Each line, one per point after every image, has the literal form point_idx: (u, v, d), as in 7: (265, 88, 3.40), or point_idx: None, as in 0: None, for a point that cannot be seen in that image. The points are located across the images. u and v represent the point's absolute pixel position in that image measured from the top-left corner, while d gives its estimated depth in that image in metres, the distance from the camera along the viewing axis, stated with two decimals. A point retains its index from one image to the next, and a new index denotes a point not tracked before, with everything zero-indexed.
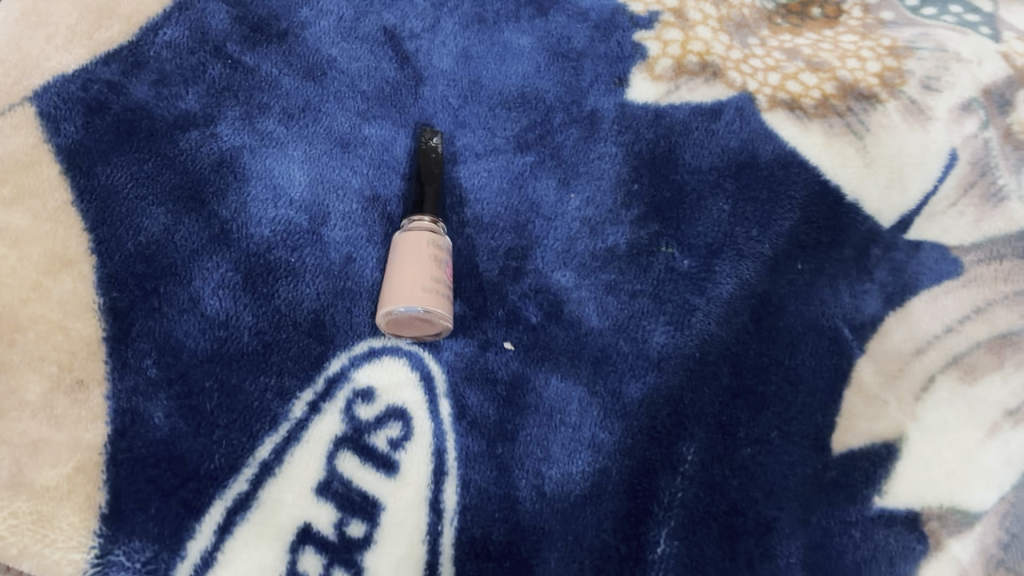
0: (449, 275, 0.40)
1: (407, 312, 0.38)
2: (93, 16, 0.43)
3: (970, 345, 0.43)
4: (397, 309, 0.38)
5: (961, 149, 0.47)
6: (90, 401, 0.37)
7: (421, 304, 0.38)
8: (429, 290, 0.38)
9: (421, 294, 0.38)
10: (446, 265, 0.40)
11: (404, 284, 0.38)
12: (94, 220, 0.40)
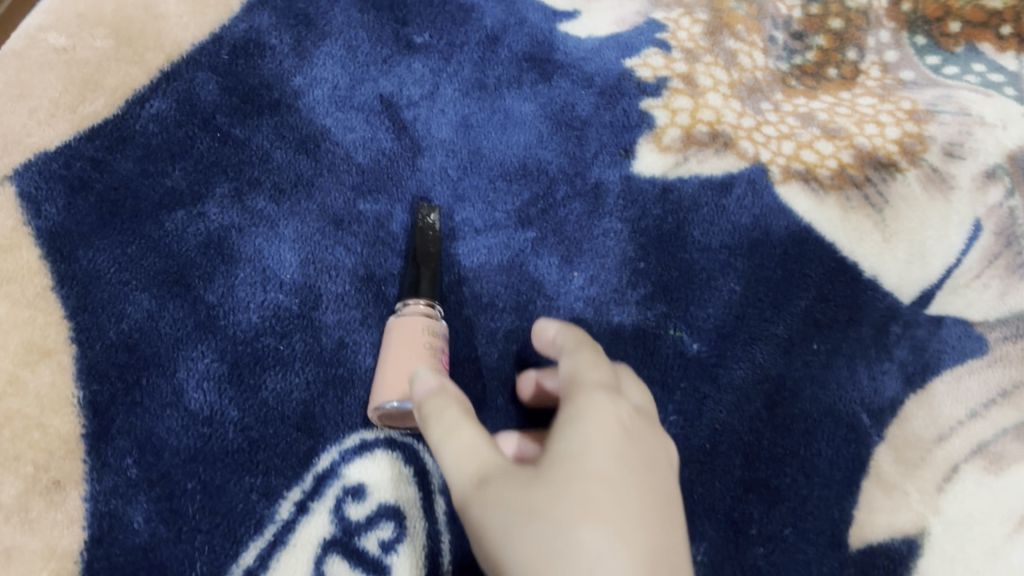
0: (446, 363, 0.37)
1: (397, 407, 0.35)
2: (77, 87, 0.41)
3: (995, 431, 0.41)
4: (387, 404, 0.35)
5: (986, 219, 0.45)
6: (67, 503, 0.35)
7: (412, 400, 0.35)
8: None
9: None
10: (443, 353, 0.37)
11: (396, 377, 0.36)
12: (75, 307, 0.38)
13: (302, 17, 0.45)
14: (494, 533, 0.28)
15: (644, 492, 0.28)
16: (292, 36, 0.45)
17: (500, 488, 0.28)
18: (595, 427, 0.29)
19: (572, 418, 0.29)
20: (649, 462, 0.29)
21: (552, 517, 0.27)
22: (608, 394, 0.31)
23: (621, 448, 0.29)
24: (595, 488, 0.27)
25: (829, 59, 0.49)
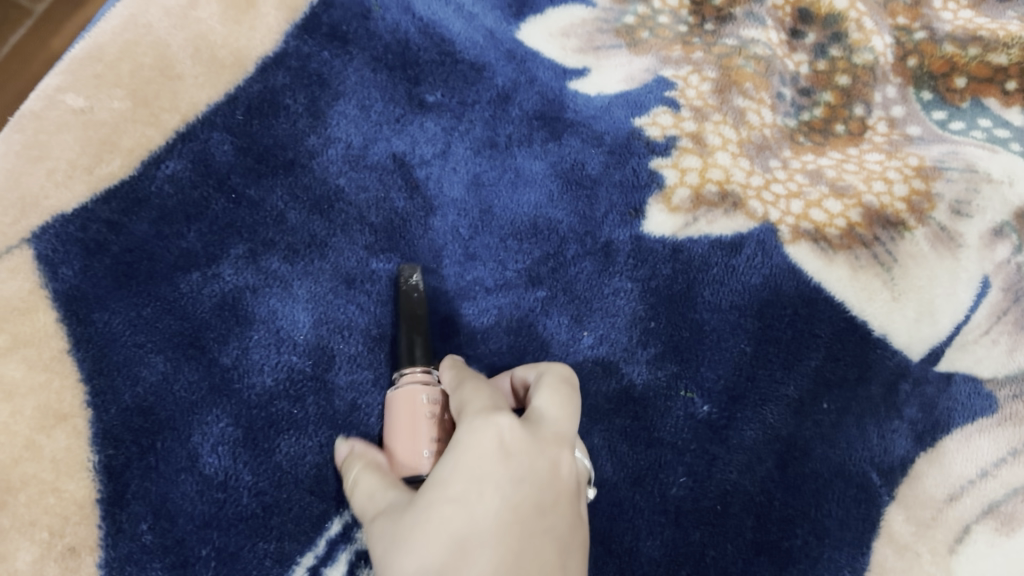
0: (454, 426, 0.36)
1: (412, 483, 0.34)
2: (94, 148, 0.42)
3: (1005, 492, 0.42)
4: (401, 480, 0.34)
5: (994, 275, 0.45)
6: (82, 569, 0.35)
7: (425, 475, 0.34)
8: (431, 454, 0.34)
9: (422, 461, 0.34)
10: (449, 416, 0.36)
11: (405, 451, 0.35)
12: (91, 370, 0.38)
13: (315, 74, 0.45)
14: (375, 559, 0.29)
15: (509, 515, 0.28)
16: (305, 93, 0.44)
17: (384, 521, 0.30)
18: (474, 450, 0.29)
19: (453, 444, 0.30)
20: (522, 482, 0.29)
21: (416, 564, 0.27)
22: (487, 416, 0.30)
23: (490, 466, 0.29)
24: (459, 518, 0.28)
25: (837, 115, 0.49)
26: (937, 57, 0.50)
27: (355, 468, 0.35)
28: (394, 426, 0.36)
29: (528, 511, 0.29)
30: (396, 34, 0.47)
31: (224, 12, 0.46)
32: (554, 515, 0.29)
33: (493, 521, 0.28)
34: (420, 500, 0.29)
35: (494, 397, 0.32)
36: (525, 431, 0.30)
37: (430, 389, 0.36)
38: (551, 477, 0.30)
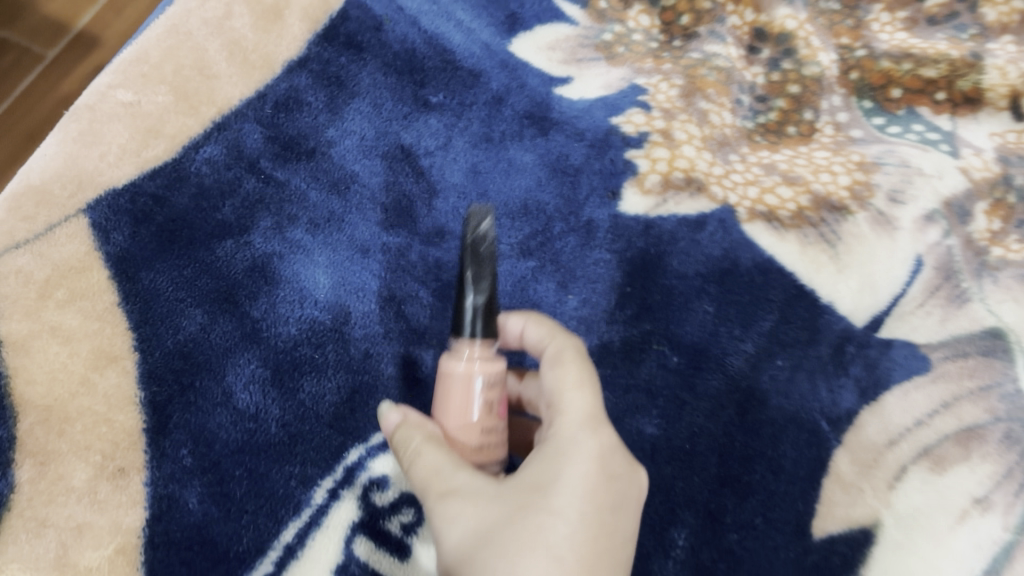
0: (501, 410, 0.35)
1: None
2: (141, 134, 0.48)
3: (939, 436, 0.47)
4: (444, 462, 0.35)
5: (926, 255, 0.52)
6: (130, 487, 0.40)
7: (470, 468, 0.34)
8: (479, 447, 0.34)
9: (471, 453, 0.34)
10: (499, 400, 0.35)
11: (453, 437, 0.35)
12: (138, 320, 0.44)
13: (334, 76, 0.51)
14: (452, 544, 0.30)
15: (605, 540, 0.31)
16: (325, 92, 0.51)
17: (471, 503, 0.31)
18: (584, 465, 0.32)
19: (560, 450, 0.32)
20: (614, 511, 0.32)
21: (523, 568, 0.29)
22: (592, 433, 0.33)
23: (599, 491, 0.31)
24: (568, 535, 0.30)
25: (789, 118, 0.56)
26: (876, 71, 0.57)
27: (413, 447, 0.33)
28: (444, 399, 0.35)
29: (614, 539, 0.32)
30: (404, 44, 0.53)
31: (256, 22, 0.52)
32: (625, 542, 0.32)
33: (595, 543, 0.30)
34: (523, 501, 0.30)
35: (595, 400, 0.34)
36: (620, 455, 0.33)
37: (485, 365, 0.35)
38: (628, 502, 0.33)
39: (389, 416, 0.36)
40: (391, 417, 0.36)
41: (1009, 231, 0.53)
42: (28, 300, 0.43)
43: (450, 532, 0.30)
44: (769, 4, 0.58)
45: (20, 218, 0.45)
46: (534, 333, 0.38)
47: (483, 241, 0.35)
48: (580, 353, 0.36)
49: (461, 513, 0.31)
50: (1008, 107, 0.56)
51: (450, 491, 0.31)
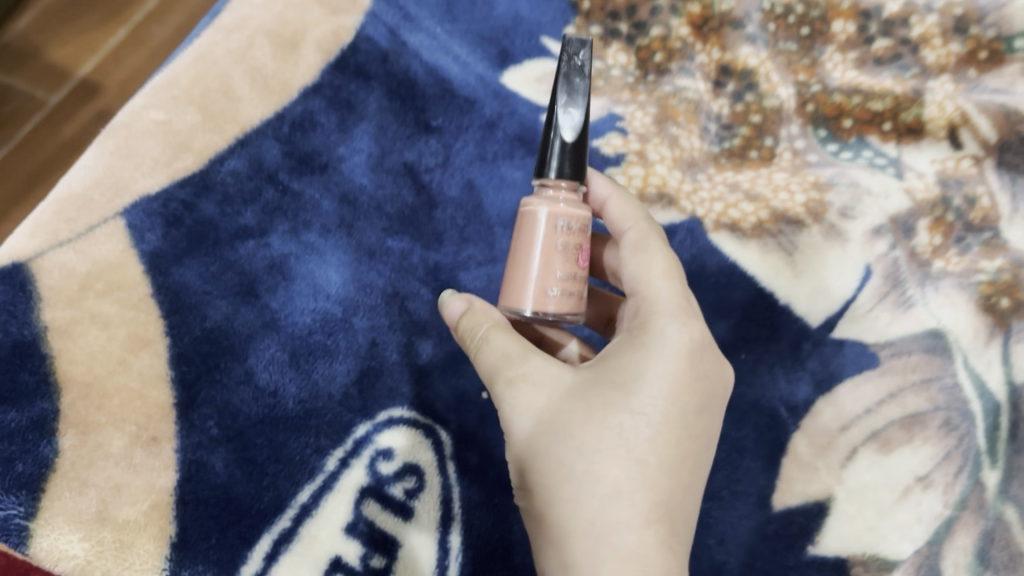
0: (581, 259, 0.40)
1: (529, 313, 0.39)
2: (172, 149, 0.53)
3: (885, 422, 0.53)
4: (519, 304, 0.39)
5: (875, 265, 0.57)
6: (163, 454, 0.45)
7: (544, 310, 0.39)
8: (554, 292, 0.39)
9: (546, 297, 0.39)
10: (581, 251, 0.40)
11: (531, 279, 0.39)
12: (169, 308, 0.49)
13: (345, 100, 0.57)
14: (533, 425, 0.36)
15: (683, 434, 0.36)
16: (336, 115, 0.57)
17: (557, 391, 0.36)
18: (670, 364, 0.37)
19: (651, 343, 0.37)
20: (698, 405, 0.37)
21: (598, 469, 0.35)
22: (681, 331, 0.38)
23: (684, 389, 0.36)
24: (647, 437, 0.35)
25: (751, 144, 0.61)
26: (829, 104, 0.61)
27: (486, 333, 0.39)
28: (525, 239, 0.40)
29: (694, 430, 0.37)
30: (407, 75, 0.59)
31: (275, 52, 0.58)
32: (704, 433, 0.38)
33: (672, 443, 0.36)
34: (603, 401, 0.36)
35: (678, 298, 0.39)
36: (704, 349, 0.38)
37: (568, 210, 0.39)
38: (710, 391, 0.38)
39: (454, 304, 0.42)
40: (455, 304, 0.42)
41: (948, 245, 0.58)
42: (70, 291, 0.48)
43: (528, 424, 0.36)
44: (733, 42, 0.62)
45: (63, 220, 0.50)
46: (618, 203, 0.45)
47: (577, 75, 0.41)
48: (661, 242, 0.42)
49: (541, 409, 0.36)
50: (947, 137, 0.61)
51: (528, 386, 0.36)
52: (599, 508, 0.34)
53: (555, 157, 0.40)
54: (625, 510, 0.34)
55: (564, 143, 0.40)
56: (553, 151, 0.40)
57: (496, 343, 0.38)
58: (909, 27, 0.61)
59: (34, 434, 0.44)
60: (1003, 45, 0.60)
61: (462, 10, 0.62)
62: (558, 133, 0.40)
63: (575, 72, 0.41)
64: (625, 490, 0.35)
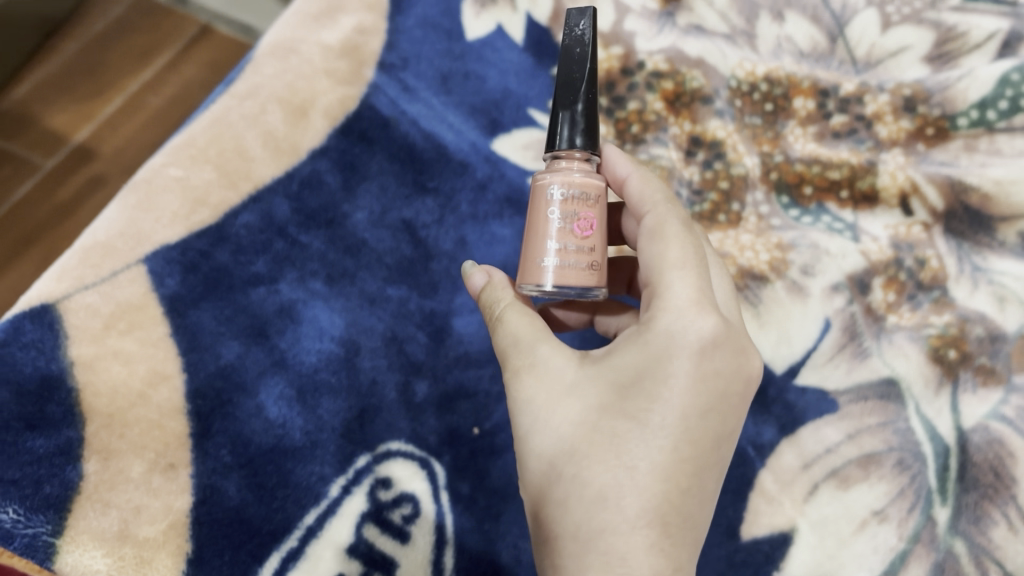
0: (581, 224, 0.41)
1: (532, 288, 0.42)
2: (189, 204, 0.58)
3: (844, 461, 0.57)
4: (523, 283, 0.42)
5: (834, 318, 0.62)
6: (180, 478, 0.49)
7: (540, 285, 0.41)
8: (548, 263, 0.41)
9: (540, 269, 0.41)
10: (581, 216, 0.41)
11: (531, 256, 0.42)
12: (186, 347, 0.53)
13: (349, 163, 0.63)
14: (534, 424, 0.39)
15: (684, 439, 0.37)
16: (341, 175, 0.62)
17: (557, 390, 0.39)
18: (673, 366, 0.38)
19: (657, 342, 0.38)
20: (705, 408, 0.38)
21: (586, 475, 0.37)
22: (691, 329, 0.38)
23: (688, 391, 0.37)
24: (639, 442, 0.37)
25: (720, 208, 0.66)
26: (791, 172, 0.67)
27: (499, 315, 0.43)
28: (531, 216, 0.43)
29: (698, 433, 0.38)
30: (406, 141, 0.65)
31: (286, 117, 0.63)
32: (714, 434, 0.38)
33: (670, 448, 0.37)
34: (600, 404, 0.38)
35: (696, 288, 0.40)
36: (717, 346, 0.39)
37: (561, 179, 0.42)
38: (723, 390, 0.39)
39: (476, 278, 0.46)
40: (478, 279, 0.46)
41: (901, 302, 0.62)
42: (94, 329, 0.52)
43: (530, 423, 0.39)
44: (703, 116, 0.68)
45: (89, 266, 0.55)
46: (636, 183, 0.46)
47: (578, 46, 0.45)
48: (678, 226, 0.43)
49: (542, 408, 0.39)
50: (899, 204, 0.65)
51: (533, 385, 0.39)
52: (583, 514, 0.37)
53: (566, 129, 0.43)
54: (610, 515, 0.36)
55: (573, 113, 0.43)
56: (564, 122, 0.43)
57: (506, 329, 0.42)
58: (863, 104, 0.67)
59: (60, 459, 0.48)
60: (948, 123, 0.65)
61: (456, 84, 0.68)
62: (568, 105, 0.44)
63: (579, 48, 0.45)
64: (612, 496, 0.36)
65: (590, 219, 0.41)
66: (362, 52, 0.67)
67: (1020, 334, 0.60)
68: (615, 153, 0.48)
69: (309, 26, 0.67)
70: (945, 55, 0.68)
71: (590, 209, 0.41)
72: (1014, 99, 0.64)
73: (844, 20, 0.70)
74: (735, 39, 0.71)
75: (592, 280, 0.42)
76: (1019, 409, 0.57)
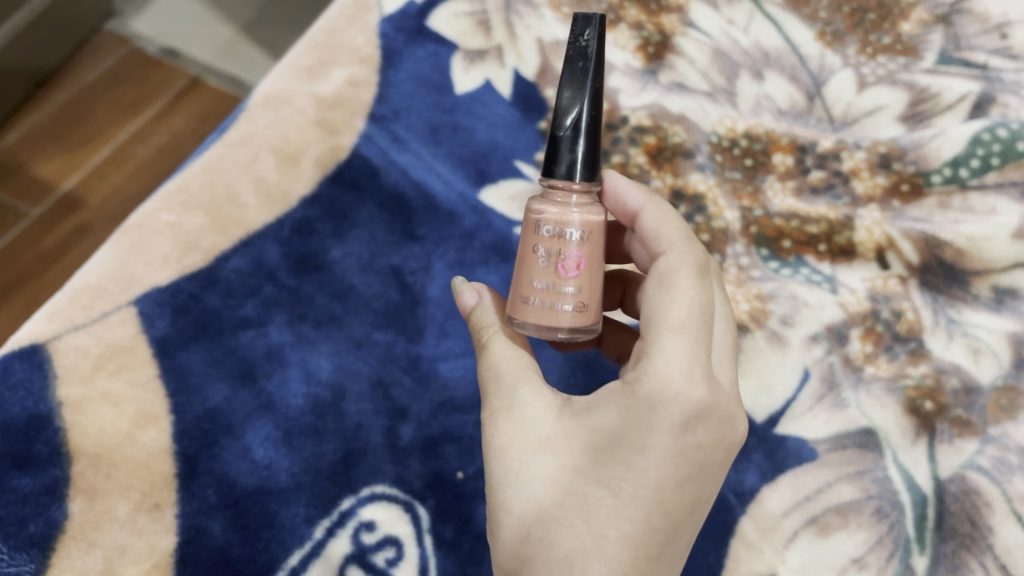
0: (565, 264, 0.42)
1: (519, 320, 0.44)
2: (181, 248, 0.59)
3: (823, 508, 0.58)
4: (512, 313, 0.44)
5: (812, 368, 0.63)
6: (165, 518, 0.51)
7: (525, 320, 0.43)
8: (532, 301, 0.43)
9: (525, 305, 0.43)
10: (567, 255, 0.42)
11: (518, 288, 0.44)
12: (175, 388, 0.55)
13: (339, 210, 0.64)
14: (507, 476, 0.40)
15: (655, 511, 0.38)
16: (331, 223, 0.63)
17: (534, 445, 0.40)
18: (654, 438, 0.38)
19: (640, 407, 0.39)
20: (682, 478, 0.39)
21: (555, 537, 0.38)
22: (676, 400, 0.38)
23: (666, 463, 0.38)
24: (609, 512, 0.38)
25: None
26: (770, 225, 0.68)
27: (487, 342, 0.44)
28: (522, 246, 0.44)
29: (671, 504, 0.39)
30: (395, 190, 0.66)
31: (277, 165, 0.65)
32: (689, 499, 0.40)
33: (640, 520, 0.38)
34: (576, 467, 0.39)
35: (689, 353, 0.39)
36: (700, 416, 0.39)
37: (548, 215, 0.42)
38: (702, 460, 0.40)
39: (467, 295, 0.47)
40: (469, 295, 0.47)
41: (878, 352, 0.63)
42: (83, 369, 0.54)
43: (503, 475, 0.40)
44: (684, 170, 0.70)
45: (79, 307, 0.56)
46: (651, 216, 0.46)
47: (581, 59, 0.44)
48: (690, 272, 0.42)
49: (517, 461, 0.40)
50: (876, 258, 0.66)
51: (510, 436, 0.40)
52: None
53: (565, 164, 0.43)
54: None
55: (574, 136, 0.43)
56: (566, 144, 0.43)
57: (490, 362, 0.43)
58: (841, 161, 0.69)
59: (46, 498, 0.50)
60: (922, 180, 0.67)
61: (445, 136, 0.69)
62: (568, 131, 0.43)
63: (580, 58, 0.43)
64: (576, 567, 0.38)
65: (576, 258, 0.42)
66: (353, 103, 0.69)
67: (994, 387, 0.60)
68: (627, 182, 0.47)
69: (302, 79, 0.70)
70: (919, 114, 0.71)
71: (576, 248, 0.42)
72: (985, 158, 0.66)
73: (821, 80, 0.73)
74: (716, 97, 0.73)
75: (575, 318, 0.43)
76: (994, 459, 0.58)
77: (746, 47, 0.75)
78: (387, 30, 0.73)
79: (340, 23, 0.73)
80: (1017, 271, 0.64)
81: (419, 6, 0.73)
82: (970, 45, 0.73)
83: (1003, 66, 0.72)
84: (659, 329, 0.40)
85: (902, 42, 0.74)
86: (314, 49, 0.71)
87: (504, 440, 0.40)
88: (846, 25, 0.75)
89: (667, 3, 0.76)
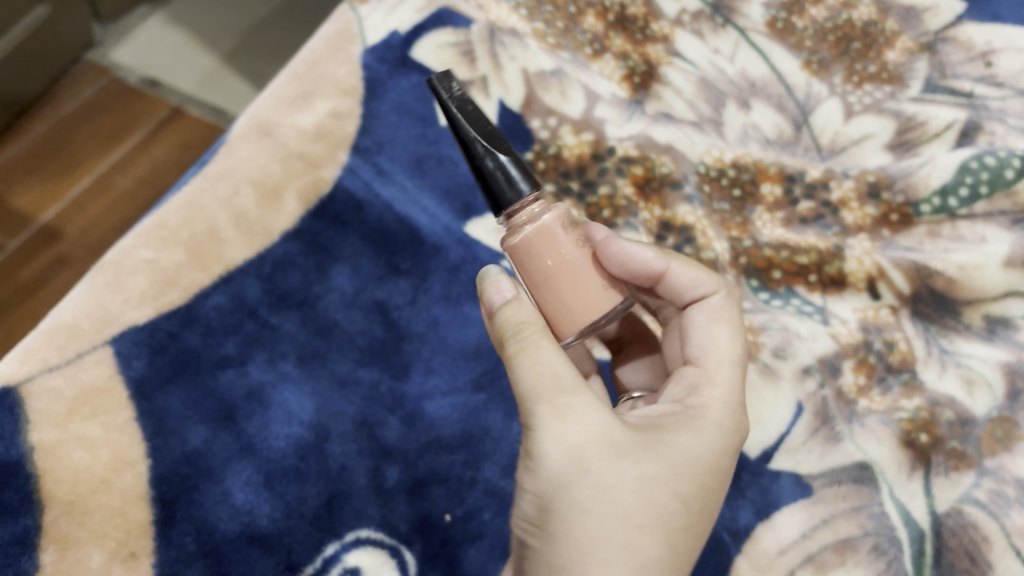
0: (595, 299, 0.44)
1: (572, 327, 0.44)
2: (159, 284, 0.59)
3: (820, 546, 0.55)
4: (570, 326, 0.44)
5: (806, 402, 0.60)
6: (141, 568, 0.49)
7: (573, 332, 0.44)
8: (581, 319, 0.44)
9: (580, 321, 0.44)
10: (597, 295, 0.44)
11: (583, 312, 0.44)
12: (151, 432, 0.53)
13: (323, 245, 0.63)
14: (581, 425, 0.38)
15: (696, 471, 0.40)
16: (314, 257, 0.63)
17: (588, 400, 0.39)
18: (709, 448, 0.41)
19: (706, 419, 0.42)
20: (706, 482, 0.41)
21: (632, 463, 0.39)
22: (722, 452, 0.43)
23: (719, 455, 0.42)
24: (682, 442, 0.41)
25: None
26: (760, 256, 0.66)
27: (526, 340, 0.40)
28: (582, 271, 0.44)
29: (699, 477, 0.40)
30: (380, 223, 0.65)
31: (258, 199, 0.64)
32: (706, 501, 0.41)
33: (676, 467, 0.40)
34: (630, 452, 0.39)
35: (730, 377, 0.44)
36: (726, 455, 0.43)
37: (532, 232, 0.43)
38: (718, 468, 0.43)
39: (499, 287, 0.43)
40: (498, 288, 0.43)
41: (872, 385, 0.61)
42: (57, 413, 0.52)
43: (559, 465, 0.38)
44: (672, 201, 0.69)
45: (53, 347, 0.55)
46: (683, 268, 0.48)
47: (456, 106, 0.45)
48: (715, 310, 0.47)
49: (572, 450, 0.38)
50: (867, 288, 0.64)
51: (578, 420, 0.38)
52: (633, 497, 0.38)
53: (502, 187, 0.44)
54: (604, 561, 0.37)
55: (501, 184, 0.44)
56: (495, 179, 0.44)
57: (524, 362, 0.40)
58: (830, 190, 0.68)
59: (16, 548, 0.48)
60: (911, 210, 0.66)
61: (430, 167, 0.69)
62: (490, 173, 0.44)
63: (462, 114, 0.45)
64: (638, 555, 0.37)
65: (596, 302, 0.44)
66: (337, 135, 0.68)
67: (989, 419, 0.58)
68: (692, 266, 0.48)
69: (284, 111, 0.69)
70: (907, 143, 0.70)
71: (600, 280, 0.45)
72: (974, 187, 0.65)
73: (809, 108, 0.73)
74: (703, 126, 0.73)
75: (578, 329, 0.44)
76: (991, 493, 0.55)
77: (732, 76, 0.75)
78: (370, 61, 0.73)
79: (323, 54, 0.73)
80: (1008, 300, 0.62)
81: (402, 37, 0.74)
82: (955, 73, 0.74)
83: (988, 94, 0.72)
84: (711, 371, 0.44)
85: (887, 71, 0.74)
86: (295, 81, 0.71)
87: (572, 397, 0.39)
88: (833, 53, 0.75)
89: (653, 33, 0.77)
